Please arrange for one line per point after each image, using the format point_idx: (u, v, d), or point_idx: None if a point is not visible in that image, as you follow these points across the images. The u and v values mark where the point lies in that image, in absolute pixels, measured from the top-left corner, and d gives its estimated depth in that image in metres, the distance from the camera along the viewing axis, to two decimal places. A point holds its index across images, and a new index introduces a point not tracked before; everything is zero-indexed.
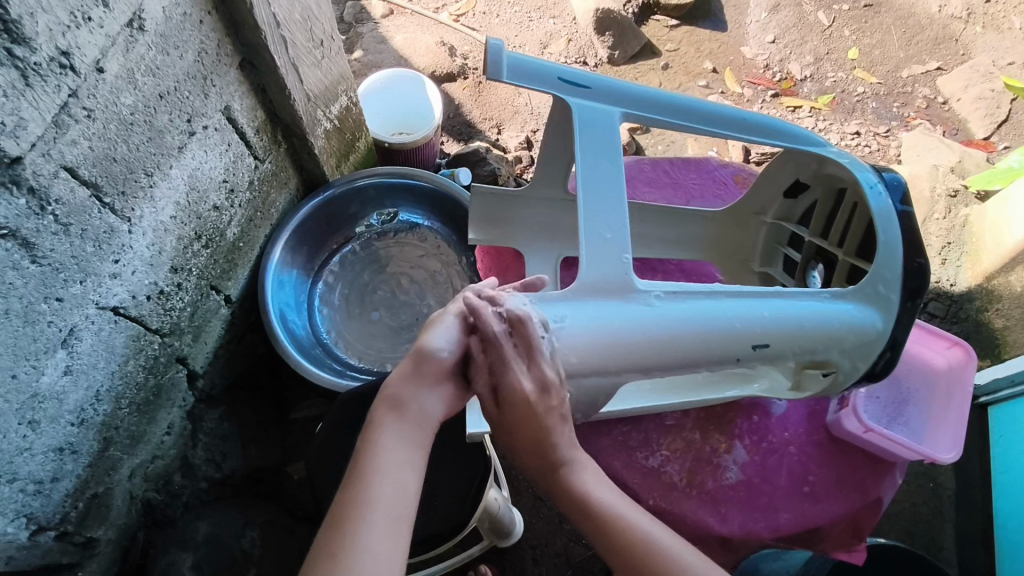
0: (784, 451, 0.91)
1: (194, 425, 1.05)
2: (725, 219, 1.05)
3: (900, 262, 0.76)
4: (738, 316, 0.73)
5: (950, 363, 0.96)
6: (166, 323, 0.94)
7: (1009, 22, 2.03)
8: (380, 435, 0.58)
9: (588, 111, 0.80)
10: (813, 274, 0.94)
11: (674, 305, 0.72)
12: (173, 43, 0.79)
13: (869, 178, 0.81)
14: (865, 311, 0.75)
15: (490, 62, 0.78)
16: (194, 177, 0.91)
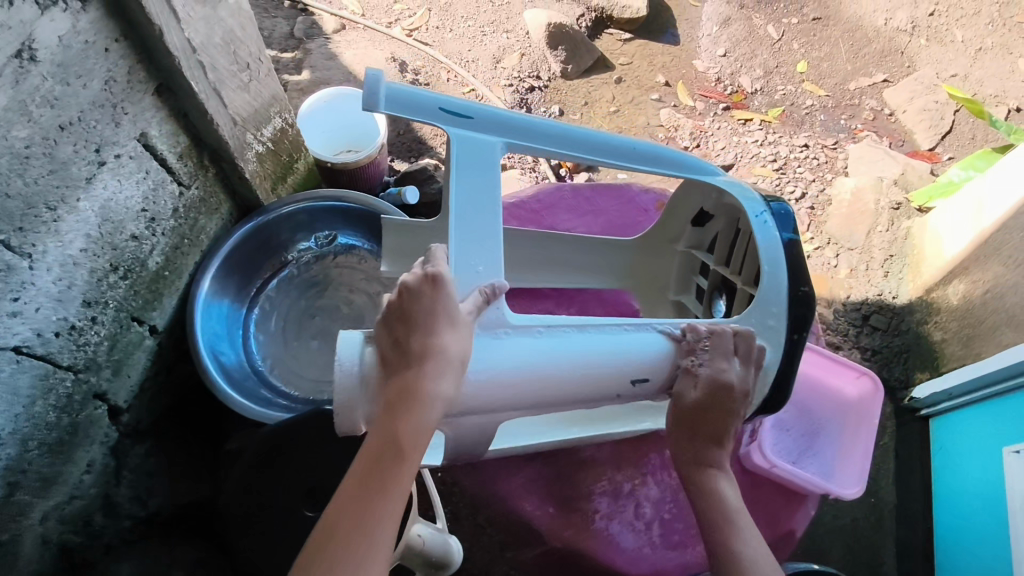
0: None
1: (118, 461, 1.02)
2: (638, 250, 1.06)
3: (786, 295, 0.80)
4: (646, 351, 0.76)
5: (860, 394, 1.08)
6: (80, 359, 0.91)
7: (951, 35, 2.08)
8: (395, 475, 0.62)
9: (467, 143, 0.79)
10: (718, 304, 0.94)
11: (592, 338, 0.74)
12: (74, 73, 0.76)
13: (763, 212, 0.84)
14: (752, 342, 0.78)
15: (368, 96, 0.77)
16: (107, 207, 0.87)
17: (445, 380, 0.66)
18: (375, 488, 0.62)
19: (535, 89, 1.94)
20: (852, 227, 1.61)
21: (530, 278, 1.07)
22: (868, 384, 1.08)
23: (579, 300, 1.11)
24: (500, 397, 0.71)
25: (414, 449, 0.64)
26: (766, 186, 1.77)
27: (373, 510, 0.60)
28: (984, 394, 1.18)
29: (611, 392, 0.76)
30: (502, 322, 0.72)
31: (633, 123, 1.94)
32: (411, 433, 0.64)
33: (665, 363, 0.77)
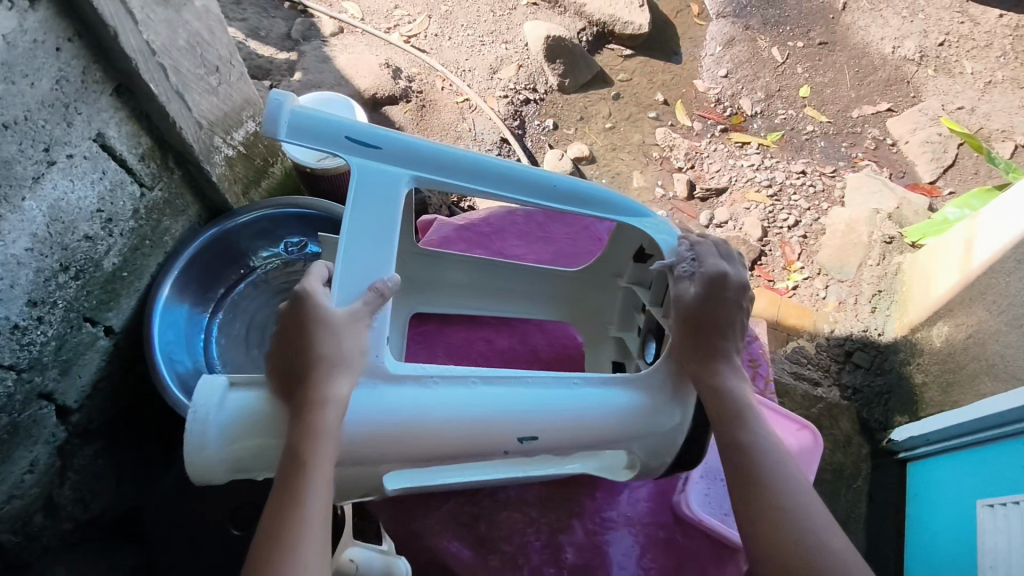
0: (625, 529, 0.89)
1: (63, 462, 1.00)
2: (585, 280, 1.02)
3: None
4: (545, 406, 0.70)
5: (801, 445, 0.97)
6: (23, 359, 0.89)
7: (960, 67, 2.04)
8: (304, 527, 0.57)
9: (374, 176, 0.73)
10: (650, 347, 0.89)
11: (490, 393, 0.69)
12: (20, 71, 0.75)
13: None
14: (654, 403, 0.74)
15: (268, 120, 0.71)
16: (57, 207, 0.86)
17: (332, 432, 0.62)
18: (285, 544, 0.55)
19: (531, 101, 1.92)
20: (843, 258, 1.57)
21: (465, 302, 1.03)
22: (809, 436, 0.98)
23: (522, 329, 1.05)
24: (381, 450, 0.65)
25: (315, 502, 0.58)
26: (759, 212, 1.73)
27: (293, 561, 0.55)
28: (960, 443, 1.14)
29: (496, 448, 0.69)
30: (383, 371, 0.67)
31: (628, 141, 1.91)
32: (312, 488, 0.59)
33: (562, 419, 0.70)
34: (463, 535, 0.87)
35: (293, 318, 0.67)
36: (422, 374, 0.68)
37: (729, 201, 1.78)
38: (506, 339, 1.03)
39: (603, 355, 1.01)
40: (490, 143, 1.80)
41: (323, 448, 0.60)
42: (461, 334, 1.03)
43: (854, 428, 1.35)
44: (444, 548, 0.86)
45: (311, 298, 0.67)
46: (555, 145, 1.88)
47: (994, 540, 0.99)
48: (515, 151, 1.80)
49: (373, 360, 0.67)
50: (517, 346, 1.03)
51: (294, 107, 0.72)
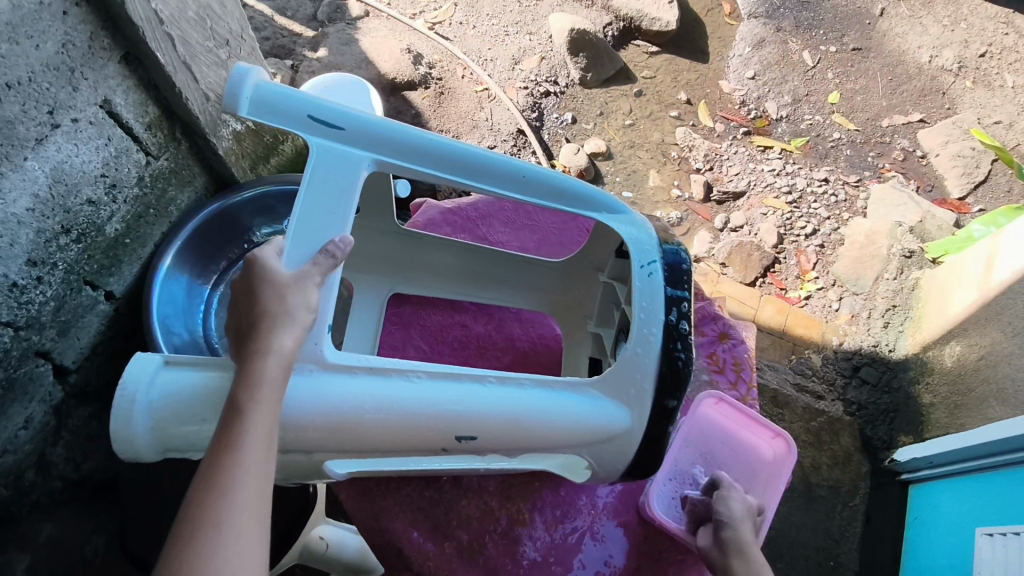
0: (586, 530, 0.92)
1: (58, 422, 1.02)
2: (566, 271, 1.01)
3: (659, 346, 0.74)
4: (484, 404, 0.69)
5: (773, 455, 0.98)
6: (21, 317, 0.91)
7: (1000, 80, 1.96)
8: (235, 475, 0.57)
9: (333, 154, 0.72)
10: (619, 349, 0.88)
11: (440, 387, 0.69)
12: (24, 33, 0.76)
13: (654, 263, 0.79)
14: (606, 405, 0.73)
15: (227, 93, 0.71)
16: (60, 169, 0.88)
17: (277, 384, 0.62)
18: (217, 489, 0.56)
19: (551, 94, 1.91)
20: (860, 269, 1.53)
21: (445, 286, 1.04)
22: (784, 445, 0.97)
23: (499, 316, 1.05)
24: (335, 438, 0.67)
25: (252, 452, 0.58)
26: (776, 218, 1.69)
27: (217, 543, 0.54)
28: (964, 466, 1.10)
29: (435, 445, 0.69)
30: (323, 360, 0.66)
31: (647, 139, 1.88)
32: (248, 438, 0.59)
33: (504, 420, 0.70)
34: (415, 519, 0.89)
35: (243, 285, 0.67)
36: (355, 368, 0.67)
37: (746, 205, 1.74)
38: (483, 326, 1.04)
39: (580, 348, 1.00)
40: (507, 134, 1.78)
41: (263, 399, 0.61)
42: (436, 318, 1.03)
43: (854, 444, 1.31)
44: (397, 530, 0.88)
45: (261, 263, 0.66)
46: (572, 140, 1.86)
47: (990, 570, 0.95)
48: (531, 144, 1.78)
49: (306, 311, 0.65)
50: (493, 333, 1.03)
51: (254, 82, 0.72)
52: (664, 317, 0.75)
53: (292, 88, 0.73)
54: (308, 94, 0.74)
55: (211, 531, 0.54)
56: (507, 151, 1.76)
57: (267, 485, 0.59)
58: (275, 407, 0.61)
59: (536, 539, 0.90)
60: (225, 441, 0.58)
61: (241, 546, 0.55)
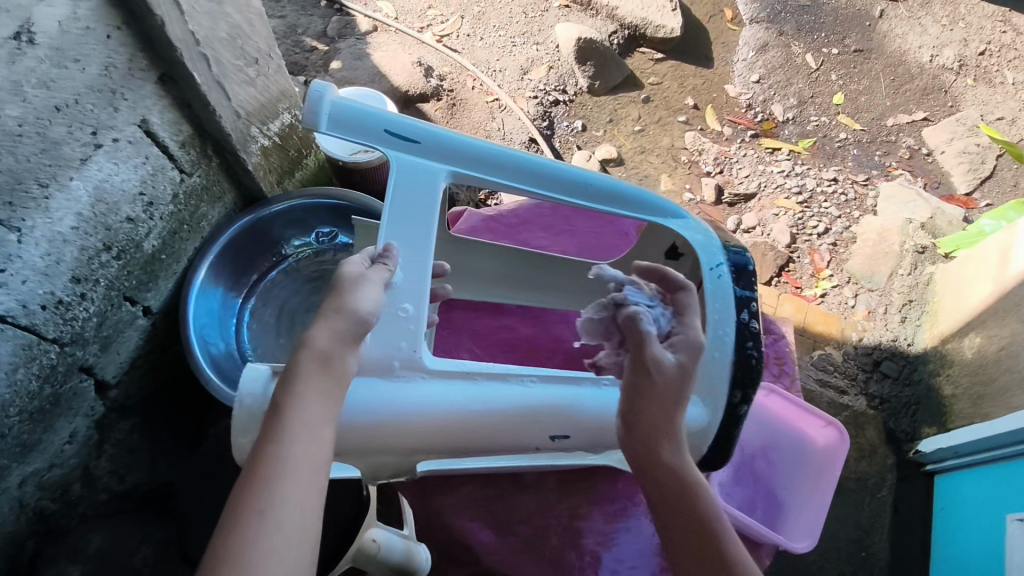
0: (645, 521, 0.97)
1: (101, 435, 1.06)
2: (612, 274, 1.03)
3: (733, 347, 0.77)
4: (578, 405, 0.74)
5: (825, 443, 1.03)
6: (66, 334, 0.92)
7: (1001, 77, 2.00)
8: (280, 464, 0.57)
9: (413, 167, 0.78)
10: None
11: (536, 391, 0.73)
12: (71, 56, 0.77)
13: (719, 266, 0.82)
14: (686, 404, 0.76)
15: (311, 113, 0.77)
16: (102, 188, 0.89)
17: (315, 376, 0.62)
18: (262, 479, 0.56)
19: (560, 103, 1.93)
20: (874, 266, 1.55)
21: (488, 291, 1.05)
22: (835, 433, 1.02)
23: (543, 317, 1.10)
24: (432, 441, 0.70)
25: (295, 442, 0.59)
26: (788, 218, 1.72)
27: (263, 528, 0.54)
28: (993, 455, 1.11)
29: (529, 444, 0.74)
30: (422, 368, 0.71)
31: (657, 144, 1.91)
32: (291, 429, 0.59)
33: (585, 420, 0.73)
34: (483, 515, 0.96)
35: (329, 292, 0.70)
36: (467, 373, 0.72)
37: (757, 206, 1.77)
38: (530, 328, 1.09)
39: None
40: (519, 143, 1.81)
41: (301, 392, 0.61)
42: (486, 323, 1.09)
43: (879, 437, 1.33)
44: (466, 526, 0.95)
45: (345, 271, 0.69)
46: (583, 147, 1.89)
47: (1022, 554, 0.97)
48: (544, 152, 1.81)
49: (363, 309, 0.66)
50: (540, 336, 1.09)
51: (336, 100, 0.77)
52: (736, 318, 0.79)
53: (370, 107, 0.79)
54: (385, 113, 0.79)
55: (256, 519, 0.54)
56: None
57: (315, 473, 0.59)
58: (315, 397, 0.62)
59: (596, 532, 0.95)
60: (271, 434, 0.59)
61: (283, 534, 0.54)
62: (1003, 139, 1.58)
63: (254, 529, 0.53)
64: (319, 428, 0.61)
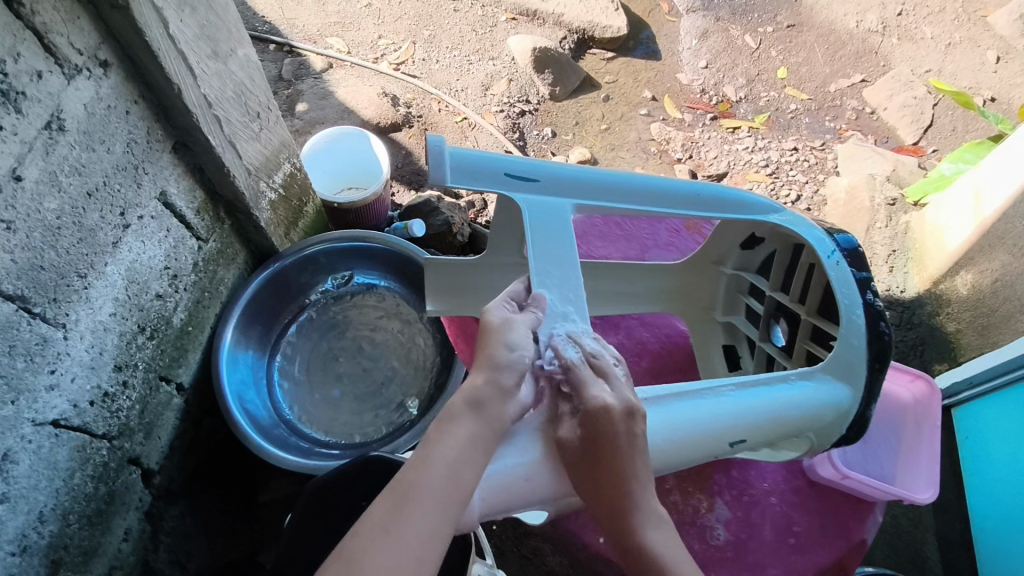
0: (765, 502, 1.02)
1: (153, 526, 0.99)
2: (685, 271, 1.09)
3: (865, 329, 0.80)
4: (756, 406, 0.77)
5: (915, 395, 1.07)
6: (113, 427, 0.88)
7: (920, 33, 2.16)
8: (415, 489, 0.59)
9: (540, 206, 0.84)
10: (776, 330, 0.98)
11: (722, 401, 0.76)
12: (98, 138, 0.75)
13: (834, 253, 0.85)
14: (840, 388, 0.80)
15: (434, 167, 0.79)
16: (133, 269, 0.86)
17: (466, 419, 0.64)
18: (393, 500, 0.58)
19: (526, 112, 1.95)
20: (851, 224, 1.66)
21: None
22: (925, 385, 1.07)
23: (624, 325, 1.14)
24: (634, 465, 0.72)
25: (433, 472, 0.60)
26: (763, 191, 1.81)
27: (386, 544, 0.56)
28: (1005, 380, 1.21)
29: (712, 453, 0.76)
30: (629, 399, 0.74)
31: (625, 139, 1.96)
32: (437, 459, 0.61)
33: (761, 421, 0.77)
34: None
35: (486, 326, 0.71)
36: (651, 397, 0.74)
37: (731, 184, 1.84)
38: (611, 337, 1.13)
39: (708, 340, 1.09)
40: None
41: (450, 433, 0.63)
42: None
43: None
44: (600, 545, 1.00)
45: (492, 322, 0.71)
46: (557, 152, 1.91)
47: None
48: None
49: (518, 356, 0.68)
50: (625, 342, 1.13)
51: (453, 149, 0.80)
52: (862, 299, 0.82)
53: (485, 153, 0.84)
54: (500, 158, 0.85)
55: (376, 535, 0.56)
56: None
57: (446, 509, 0.59)
58: (462, 437, 0.63)
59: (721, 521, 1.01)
60: (416, 462, 0.61)
61: (402, 553, 0.56)
62: (953, 90, 1.76)
63: (375, 542, 0.56)
64: (460, 463, 0.61)
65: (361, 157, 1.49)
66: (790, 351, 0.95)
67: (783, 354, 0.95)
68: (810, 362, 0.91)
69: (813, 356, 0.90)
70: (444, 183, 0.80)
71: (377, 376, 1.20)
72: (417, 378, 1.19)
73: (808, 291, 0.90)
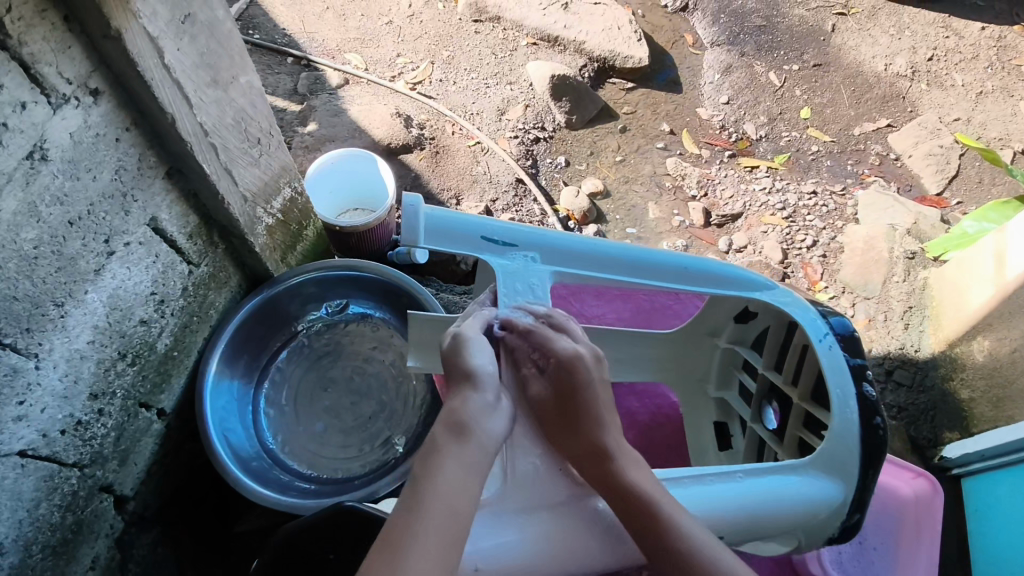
0: None
1: (123, 555, 0.97)
2: (678, 339, 1.05)
3: (859, 424, 0.77)
4: (738, 498, 0.74)
5: (917, 493, 1.03)
6: (85, 455, 0.87)
7: (950, 79, 2.11)
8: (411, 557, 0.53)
9: (514, 271, 0.85)
10: (768, 412, 0.95)
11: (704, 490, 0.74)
12: (84, 167, 0.74)
13: (826, 335, 0.83)
14: (833, 484, 0.76)
15: (405, 228, 0.82)
16: (117, 295, 0.84)
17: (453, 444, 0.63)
18: (391, 543, 0.54)
19: (541, 140, 1.93)
20: (867, 275, 1.61)
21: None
22: (926, 483, 1.03)
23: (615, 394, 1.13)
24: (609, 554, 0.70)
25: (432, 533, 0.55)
26: (777, 234, 1.76)
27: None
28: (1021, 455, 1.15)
29: None
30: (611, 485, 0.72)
31: (639, 172, 1.92)
32: (439, 488, 0.58)
33: (740, 517, 0.73)
34: None
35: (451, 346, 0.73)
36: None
37: (745, 225, 1.80)
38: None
39: (701, 414, 1.07)
40: (506, 185, 1.80)
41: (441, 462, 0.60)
42: None
43: (906, 447, 1.37)
44: None
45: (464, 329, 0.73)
46: (569, 182, 1.88)
47: None
48: (532, 191, 1.80)
49: (486, 371, 0.69)
50: None
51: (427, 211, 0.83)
52: (857, 391, 0.79)
53: (462, 219, 0.85)
54: (478, 223, 0.86)
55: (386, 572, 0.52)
56: (509, 202, 1.77)
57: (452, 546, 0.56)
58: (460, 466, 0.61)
59: None
60: (416, 497, 0.58)
61: None
62: (980, 146, 1.70)
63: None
64: (457, 514, 0.58)
65: (367, 180, 1.48)
66: (781, 436, 0.92)
67: (774, 438, 0.92)
68: (801, 449, 0.88)
69: (806, 443, 0.87)
70: (416, 245, 0.83)
71: (365, 411, 1.17)
72: (406, 413, 1.16)
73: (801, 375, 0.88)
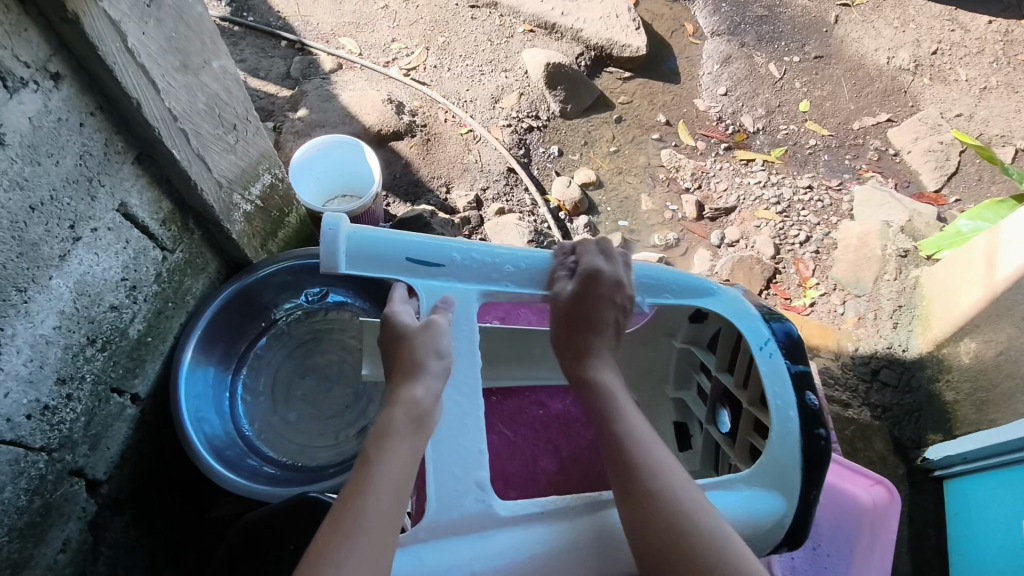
0: None
1: (95, 537, 0.97)
2: (636, 340, 1.06)
3: (800, 436, 0.79)
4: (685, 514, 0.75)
5: (874, 501, 1.01)
6: (53, 439, 0.87)
7: (955, 74, 2.07)
8: (357, 516, 0.60)
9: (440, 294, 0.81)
10: (722, 415, 0.96)
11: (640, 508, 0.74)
12: (45, 151, 0.74)
13: (768, 342, 0.84)
14: (769, 495, 0.77)
15: (324, 255, 0.77)
16: (84, 281, 0.84)
17: (407, 419, 0.68)
18: (357, 488, 0.63)
19: (534, 128, 1.91)
20: (858, 273, 1.59)
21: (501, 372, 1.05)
22: (883, 492, 1.01)
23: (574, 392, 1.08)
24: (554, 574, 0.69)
25: (380, 493, 0.62)
26: (770, 228, 1.73)
27: (347, 540, 0.58)
28: (1002, 461, 1.14)
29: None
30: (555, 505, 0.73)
31: (633, 163, 1.89)
32: (389, 454, 0.65)
33: None
34: None
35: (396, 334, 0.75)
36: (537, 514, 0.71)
37: (738, 219, 1.77)
38: (560, 403, 1.07)
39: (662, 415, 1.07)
40: (497, 174, 1.78)
41: (394, 441, 0.66)
42: (515, 402, 1.06)
43: (887, 448, 1.37)
44: None
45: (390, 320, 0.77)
46: (561, 172, 1.86)
47: None
48: (523, 180, 1.78)
49: (440, 360, 0.74)
50: (572, 410, 1.07)
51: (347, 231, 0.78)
52: (798, 400, 0.81)
53: (386, 237, 0.80)
54: (405, 239, 0.81)
55: (348, 532, 0.59)
56: (499, 190, 1.76)
57: (397, 502, 0.63)
58: (408, 435, 0.67)
59: None
60: (371, 456, 0.65)
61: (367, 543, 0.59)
62: (978, 144, 1.67)
63: (344, 538, 0.59)
64: (404, 471, 0.65)
65: (356, 166, 1.47)
66: (733, 438, 0.93)
67: (727, 441, 0.93)
68: (752, 454, 0.88)
69: (755, 448, 0.88)
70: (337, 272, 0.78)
71: (340, 398, 1.17)
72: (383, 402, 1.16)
73: (749, 378, 0.89)
